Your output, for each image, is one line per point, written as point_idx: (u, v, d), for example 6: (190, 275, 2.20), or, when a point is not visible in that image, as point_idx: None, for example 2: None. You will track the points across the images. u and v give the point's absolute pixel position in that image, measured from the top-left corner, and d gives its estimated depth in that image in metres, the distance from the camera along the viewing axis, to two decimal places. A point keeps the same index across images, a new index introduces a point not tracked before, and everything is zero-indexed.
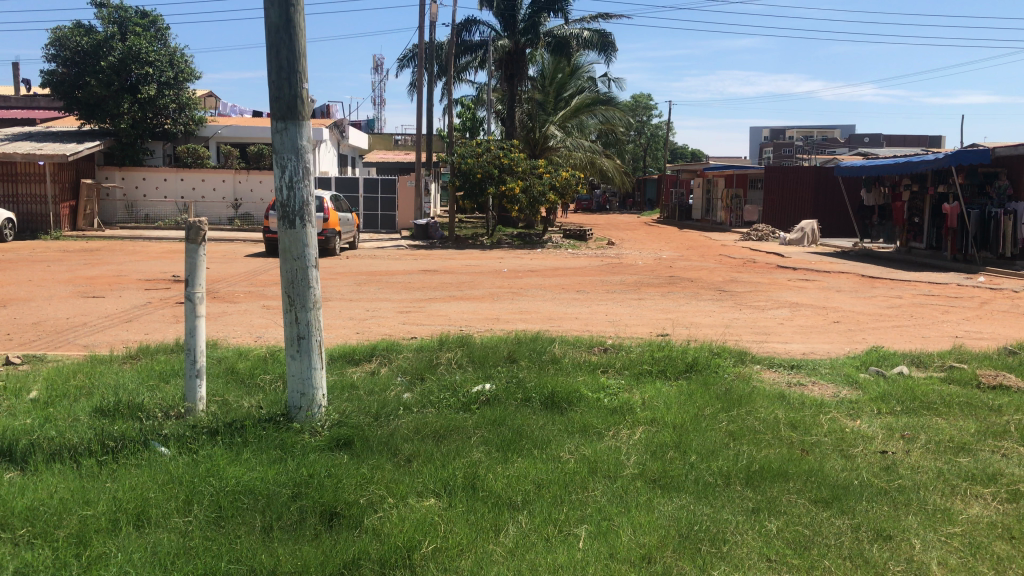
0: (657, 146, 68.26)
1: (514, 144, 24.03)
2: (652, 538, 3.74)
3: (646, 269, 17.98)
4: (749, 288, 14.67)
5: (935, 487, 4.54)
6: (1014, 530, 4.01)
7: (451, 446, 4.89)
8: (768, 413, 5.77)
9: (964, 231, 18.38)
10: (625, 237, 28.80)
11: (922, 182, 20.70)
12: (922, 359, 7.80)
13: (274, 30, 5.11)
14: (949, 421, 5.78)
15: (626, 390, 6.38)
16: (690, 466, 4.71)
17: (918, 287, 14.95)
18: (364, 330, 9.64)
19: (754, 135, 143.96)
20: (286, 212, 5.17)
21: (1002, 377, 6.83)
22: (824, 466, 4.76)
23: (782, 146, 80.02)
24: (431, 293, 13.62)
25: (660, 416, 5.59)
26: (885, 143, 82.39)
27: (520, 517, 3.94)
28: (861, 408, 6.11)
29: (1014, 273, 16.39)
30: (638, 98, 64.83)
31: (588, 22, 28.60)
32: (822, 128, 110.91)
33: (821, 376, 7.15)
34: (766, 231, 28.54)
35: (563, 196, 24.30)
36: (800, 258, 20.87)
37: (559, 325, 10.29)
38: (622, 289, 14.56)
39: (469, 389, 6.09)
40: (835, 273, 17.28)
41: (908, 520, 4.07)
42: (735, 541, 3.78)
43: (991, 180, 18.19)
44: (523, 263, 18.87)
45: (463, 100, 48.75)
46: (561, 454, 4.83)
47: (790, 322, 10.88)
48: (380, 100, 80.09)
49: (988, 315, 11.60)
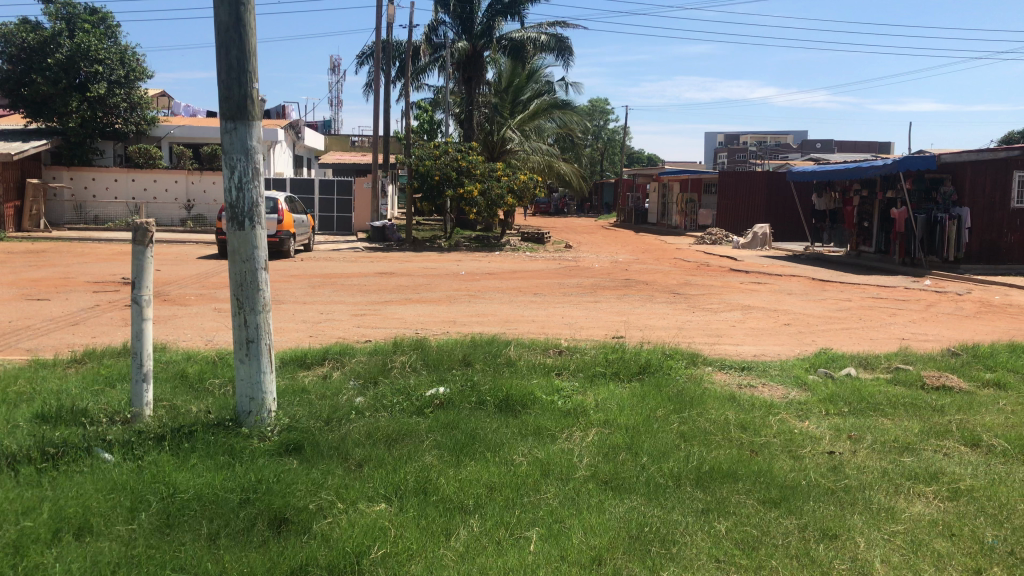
0: (614, 151, 68.84)
1: (471, 146, 24.00)
2: (602, 540, 3.75)
3: (603, 272, 18.13)
4: (702, 290, 14.88)
5: (880, 487, 4.63)
6: (954, 527, 4.11)
7: (403, 450, 4.85)
8: (718, 414, 5.83)
9: (911, 235, 18.80)
10: (583, 240, 28.91)
11: (872, 187, 21.07)
12: (869, 361, 7.93)
13: (224, 29, 5.03)
14: (894, 422, 5.89)
15: (580, 393, 6.38)
16: (641, 468, 4.73)
17: (868, 290, 15.22)
18: (317, 333, 9.56)
19: (710, 141, 146.59)
20: (235, 214, 5.10)
21: (947, 379, 6.98)
22: (772, 467, 4.83)
23: (736, 151, 81.76)
24: (385, 296, 13.53)
25: (613, 418, 5.63)
26: (834, 150, 84.79)
27: (471, 521, 3.92)
28: (810, 408, 6.22)
29: (958, 277, 16.84)
30: (595, 102, 65.59)
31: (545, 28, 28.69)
32: (774, 134, 113.07)
33: (771, 378, 7.24)
34: (720, 233, 28.92)
35: (521, 199, 24.46)
36: (752, 261, 21.22)
37: (515, 328, 10.31)
38: (578, 292, 14.65)
39: (423, 393, 6.04)
40: (785, 276, 17.62)
41: (853, 519, 4.15)
42: (684, 542, 3.81)
43: (937, 186, 18.59)
44: (480, 266, 18.88)
45: (421, 103, 48.69)
46: (514, 458, 4.82)
47: (742, 324, 11.02)
48: (338, 101, 79.39)
49: (933, 317, 11.88)
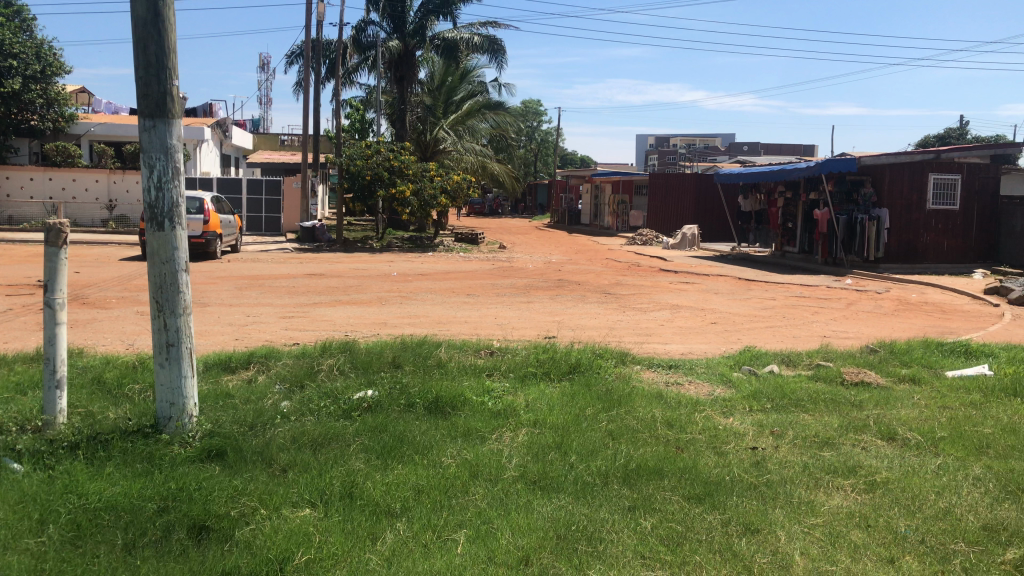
0: (547, 152, 69.25)
1: (403, 146, 23.83)
2: (529, 540, 3.76)
3: (535, 273, 18.21)
4: (632, 290, 15.06)
5: (800, 481, 4.75)
6: (870, 519, 4.25)
7: (329, 455, 4.79)
8: (645, 412, 5.91)
9: (833, 236, 19.38)
10: (517, 241, 28.97)
11: (796, 189, 21.64)
12: (791, 358, 8.14)
13: (142, 24, 4.88)
14: (815, 418, 6.05)
15: (510, 393, 6.38)
16: (569, 467, 4.77)
17: (792, 289, 15.63)
18: (243, 336, 9.36)
19: (642, 143, 148.78)
20: (154, 214, 4.96)
21: (865, 375, 7.22)
22: (697, 463, 4.91)
23: (667, 152, 83.11)
24: (315, 297, 13.33)
25: (542, 418, 5.65)
26: (761, 152, 86.93)
27: (398, 524, 3.89)
28: (734, 405, 6.35)
29: (877, 276, 17.43)
30: (528, 103, 65.90)
31: (477, 28, 28.68)
32: (703, 137, 115.53)
33: (698, 375, 7.37)
34: (650, 234, 29.33)
35: (455, 200, 24.38)
36: (681, 261, 21.58)
37: (446, 329, 10.27)
38: (511, 292, 14.67)
39: (351, 396, 5.97)
40: (713, 276, 17.98)
41: (774, 513, 4.25)
42: (610, 539, 3.85)
43: (857, 188, 19.21)
44: (412, 267, 18.77)
45: (353, 102, 48.16)
46: (442, 460, 4.80)
47: (671, 323, 11.20)
48: (267, 100, 77.95)
49: (853, 315, 12.26)
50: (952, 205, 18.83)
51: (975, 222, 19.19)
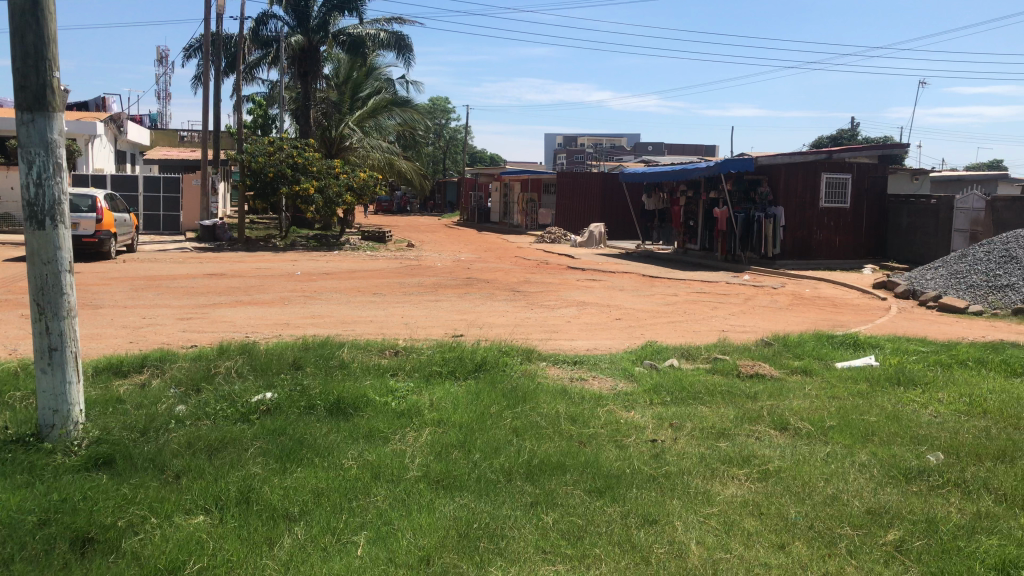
0: (456, 150, 69.16)
1: (308, 142, 23.39)
2: (430, 540, 3.74)
3: (443, 271, 18.14)
4: (539, 288, 15.17)
5: (697, 472, 4.88)
6: (763, 506, 4.40)
7: (225, 459, 4.65)
8: (550, 408, 5.96)
9: (732, 234, 19.99)
10: (425, 239, 28.82)
11: (697, 188, 22.23)
12: (691, 352, 8.35)
13: (18, 12, 4.64)
14: (712, 410, 6.23)
15: (415, 393, 6.34)
16: (473, 464, 4.77)
17: (694, 285, 16.04)
18: (137, 339, 9.01)
19: (550, 141, 150.26)
20: (33, 212, 4.72)
21: (760, 367, 7.47)
22: (598, 457, 4.98)
23: (574, 151, 84.20)
24: (215, 298, 12.93)
25: (447, 417, 5.63)
26: (665, 152, 89.02)
27: (296, 528, 3.82)
28: (635, 399, 6.48)
29: (773, 272, 18.07)
30: (436, 101, 65.70)
31: (383, 25, 28.39)
32: (608, 137, 117.57)
33: (601, 371, 7.48)
34: (558, 232, 29.62)
35: (361, 198, 24.08)
36: (587, 259, 21.87)
37: (351, 329, 10.12)
38: (418, 291, 14.58)
39: (249, 399, 5.82)
40: (618, 273, 18.29)
41: (672, 504, 4.35)
42: (511, 536, 3.86)
43: (755, 188, 19.88)
44: (317, 266, 18.45)
45: (256, 97, 47.00)
46: (343, 461, 4.73)
47: (576, 320, 11.33)
48: (165, 95, 75.31)
49: (750, 310, 12.67)
50: (842, 203, 19.67)
51: (865, 220, 20.08)
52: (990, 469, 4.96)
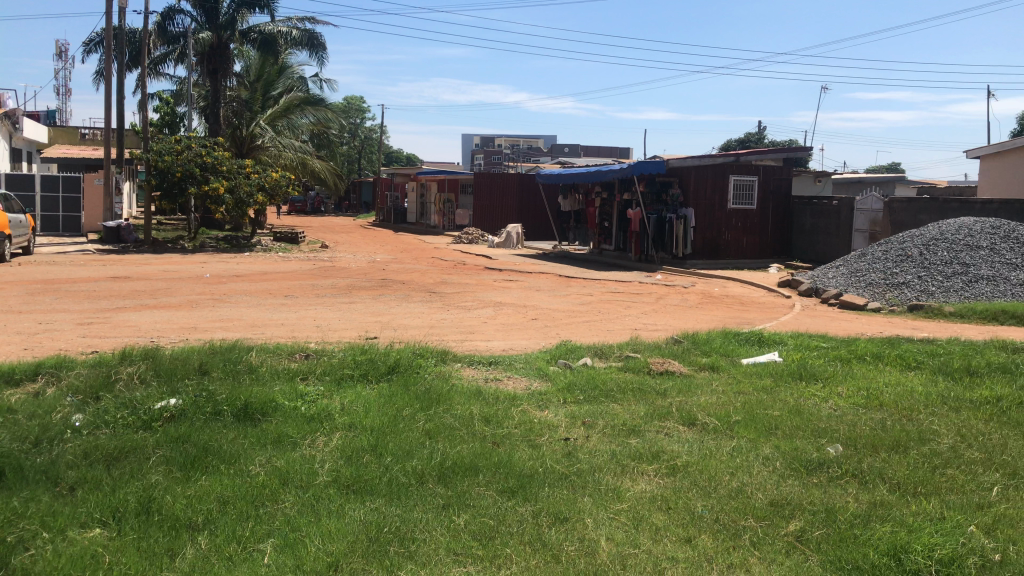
0: (372, 150, 68.38)
1: (216, 141, 22.76)
2: (339, 545, 3.69)
3: (358, 272, 17.92)
4: (455, 289, 15.14)
5: (608, 468, 4.95)
6: (670, 501, 4.49)
7: (124, 469, 4.49)
8: (463, 409, 5.95)
9: (645, 234, 20.36)
10: (340, 240, 28.41)
11: (611, 190, 22.57)
12: (604, 351, 8.47)
13: None
14: (623, 407, 6.33)
15: (326, 396, 6.24)
16: (384, 468, 4.73)
17: (608, 285, 16.27)
18: (33, 346, 8.60)
19: (467, 141, 150.35)
20: None
21: (669, 364, 7.62)
22: (511, 457, 5.00)
23: (491, 152, 84.32)
24: (118, 302, 12.46)
25: (358, 420, 5.57)
26: (580, 153, 90.03)
27: (199, 538, 3.71)
28: (549, 398, 6.53)
29: (685, 271, 18.48)
30: (351, 101, 64.88)
31: (295, 23, 27.87)
32: (525, 138, 118.20)
33: (516, 371, 7.51)
34: (475, 233, 29.63)
35: (273, 198, 23.59)
36: (504, 260, 21.95)
37: (261, 332, 9.90)
38: (331, 293, 14.37)
39: (152, 405, 5.63)
40: (534, 273, 18.42)
41: (583, 501, 4.40)
42: (421, 539, 3.84)
43: (667, 189, 20.31)
44: (228, 268, 17.98)
45: (162, 94, 45.48)
46: (250, 468, 4.62)
47: (492, 320, 11.36)
48: (65, 90, 72.10)
49: (663, 309, 12.93)
50: (750, 205, 20.25)
51: (770, 221, 20.72)
52: (885, 459, 5.18)
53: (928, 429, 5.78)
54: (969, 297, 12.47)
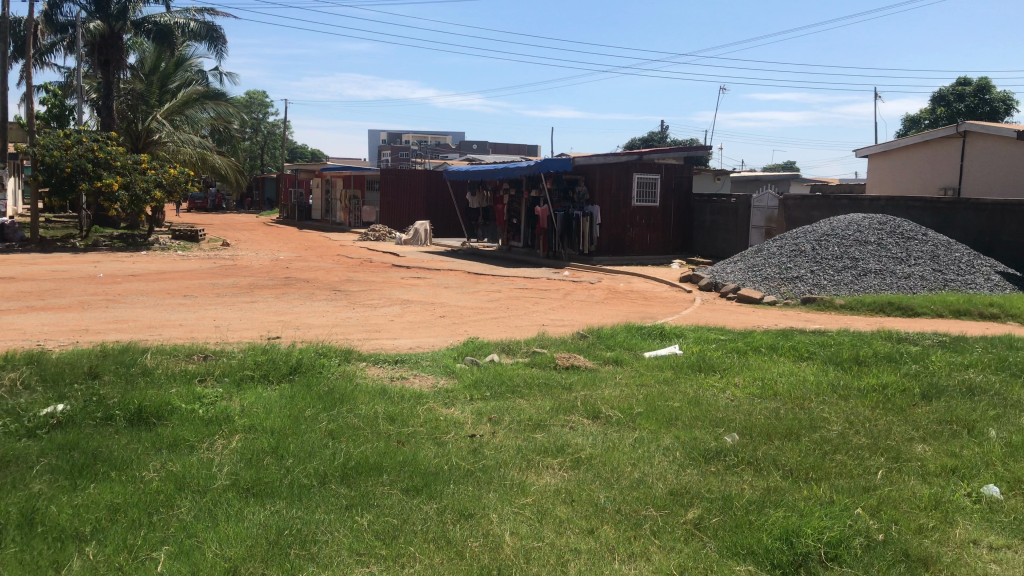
0: (275, 145, 66.81)
1: (109, 135, 21.81)
2: (238, 550, 3.60)
3: (261, 271, 17.50)
4: (362, 287, 14.96)
5: (513, 463, 4.98)
6: (574, 493, 4.55)
7: (6, 480, 4.27)
8: (368, 408, 5.89)
9: (552, 231, 20.55)
10: (242, 238, 27.68)
11: (518, 187, 22.68)
12: (510, 347, 8.51)
13: None
14: (529, 402, 6.37)
15: (225, 398, 6.07)
16: (286, 469, 4.63)
17: (516, 282, 16.36)
18: None
19: (374, 137, 148.68)
20: None
21: (575, 359, 7.72)
22: (416, 455, 4.97)
23: (399, 148, 83.57)
24: (2, 304, 11.82)
25: (259, 422, 5.44)
26: (488, 150, 90.18)
27: (88, 548, 3.56)
28: (455, 395, 6.52)
29: (591, 267, 18.75)
30: (253, 95, 63.23)
31: (193, 14, 26.92)
32: (432, 135, 117.60)
33: (422, 369, 7.47)
34: (383, 230, 29.34)
35: (171, 195, 22.80)
36: (412, 257, 21.81)
37: (158, 333, 9.56)
38: (233, 292, 13.99)
39: (37, 412, 5.37)
40: (442, 271, 18.37)
41: (488, 497, 4.41)
42: (324, 540, 3.78)
43: (573, 187, 20.54)
44: (122, 268, 17.29)
45: (49, 85, 43.31)
46: (143, 474, 4.45)
47: (399, 318, 11.27)
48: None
49: (569, 304, 13.09)
50: (653, 202, 20.69)
51: (673, 218, 21.21)
52: (778, 447, 5.37)
53: (819, 417, 6.02)
54: (858, 290, 13.06)
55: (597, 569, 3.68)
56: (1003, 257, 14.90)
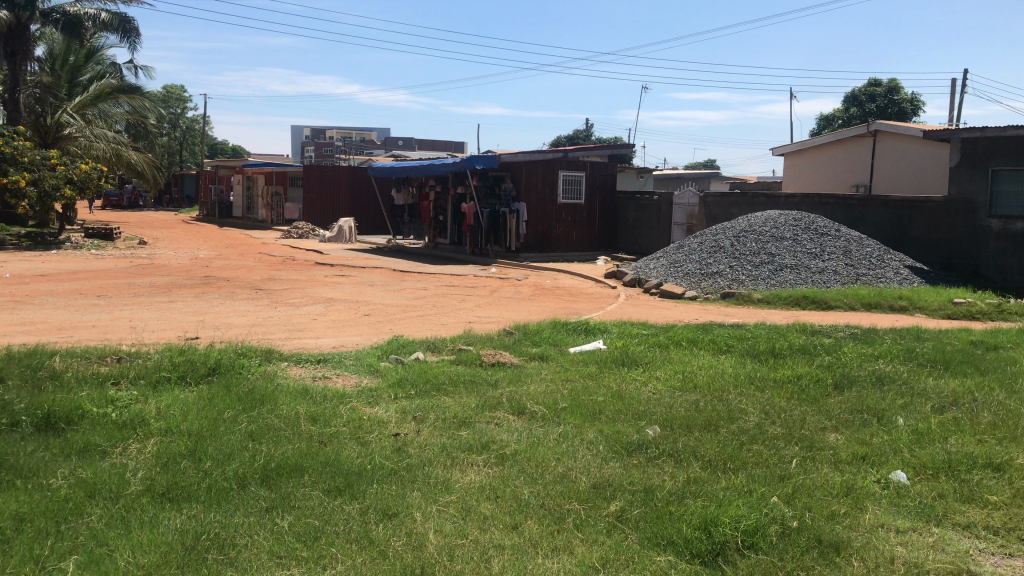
0: (194, 141, 65.04)
1: (15, 130, 20.85)
2: (151, 557, 3.50)
3: (180, 270, 17.02)
4: (284, 286, 14.69)
5: (437, 461, 4.96)
6: (498, 489, 4.56)
7: None
8: (289, 408, 5.79)
9: (478, 228, 20.56)
10: (159, 236, 26.88)
11: (444, 183, 22.61)
12: (436, 344, 8.48)
13: None
14: (454, 400, 6.36)
15: (139, 402, 5.89)
16: (203, 473, 4.52)
17: (442, 279, 16.30)
18: None
19: (297, 133, 146.19)
20: None
21: (500, 356, 7.74)
22: (339, 455, 4.91)
23: (323, 144, 82.31)
24: None
25: (175, 425, 5.29)
26: (413, 147, 89.58)
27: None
28: (379, 394, 6.46)
29: (518, 264, 18.83)
30: (170, 88, 61.39)
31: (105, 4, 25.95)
32: (357, 130, 116.22)
33: (346, 368, 7.38)
34: (306, 227, 28.88)
35: (83, 192, 21.95)
36: (336, 255, 21.53)
37: (68, 335, 9.20)
38: (150, 292, 13.57)
39: None
40: (367, 268, 18.19)
41: (411, 495, 4.39)
42: (244, 544, 3.71)
43: (499, 183, 20.58)
44: (31, 267, 16.60)
45: None
46: (51, 481, 4.29)
47: (323, 317, 11.12)
48: None
49: (495, 301, 13.11)
50: (578, 199, 20.88)
51: (598, 215, 21.45)
52: (698, 439, 5.48)
53: (737, 408, 6.18)
54: (776, 285, 13.43)
55: (520, 564, 3.70)
56: (911, 252, 15.52)
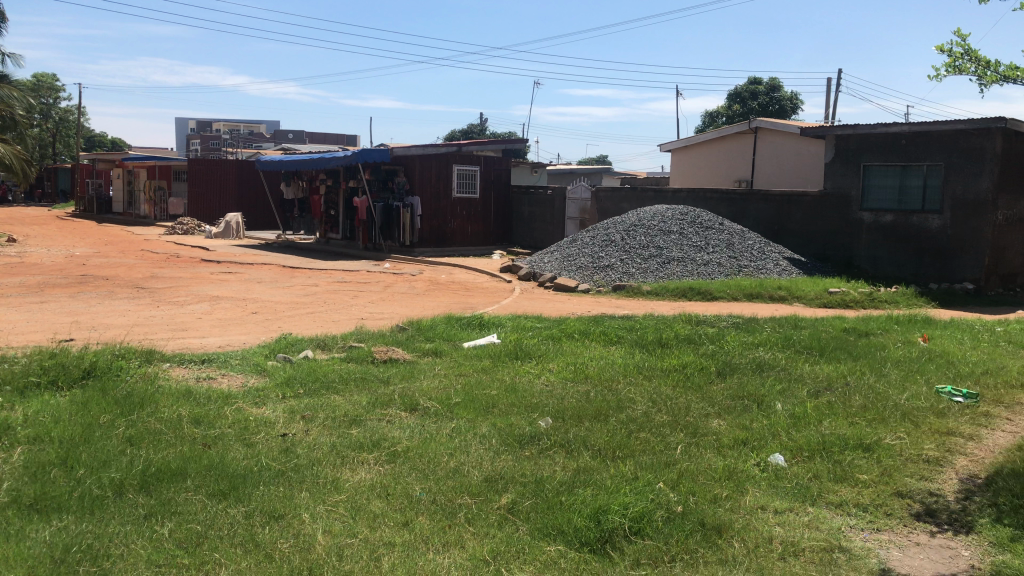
0: (68, 133, 61.68)
1: None
2: (15, 572, 3.31)
3: (53, 268, 16.14)
4: (167, 284, 14.14)
5: (327, 461, 4.87)
6: (388, 487, 4.52)
7: None
8: (170, 411, 5.58)
9: (372, 222, 20.31)
10: (31, 233, 25.41)
11: (336, 177, 22.22)
12: (326, 342, 8.33)
13: None
14: (344, 398, 6.26)
15: (5, 409, 5.54)
16: (76, 481, 4.30)
17: (334, 275, 16.03)
18: None
19: (181, 125, 140.75)
20: None
21: (392, 352, 7.66)
22: (224, 458, 4.76)
23: (208, 138, 79.47)
24: None
25: (45, 432, 5.01)
26: (304, 141, 87.59)
27: None
28: (266, 394, 6.30)
29: (412, 259, 18.71)
30: (40, 77, 58.02)
31: None
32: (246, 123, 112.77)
33: (231, 368, 7.16)
34: (192, 223, 27.86)
35: None
36: (223, 251, 20.86)
37: None
38: (19, 292, 12.82)
39: None
40: (256, 265, 17.70)
41: (299, 497, 4.30)
42: (120, 554, 3.56)
43: (392, 177, 20.40)
44: None
45: None
46: None
47: (208, 315, 10.76)
48: None
49: (389, 297, 12.99)
50: (473, 193, 20.91)
51: (492, 209, 21.53)
52: (588, 429, 5.58)
53: (626, 398, 6.31)
54: (664, 277, 13.81)
55: (410, 561, 3.68)
56: (790, 243, 16.29)
